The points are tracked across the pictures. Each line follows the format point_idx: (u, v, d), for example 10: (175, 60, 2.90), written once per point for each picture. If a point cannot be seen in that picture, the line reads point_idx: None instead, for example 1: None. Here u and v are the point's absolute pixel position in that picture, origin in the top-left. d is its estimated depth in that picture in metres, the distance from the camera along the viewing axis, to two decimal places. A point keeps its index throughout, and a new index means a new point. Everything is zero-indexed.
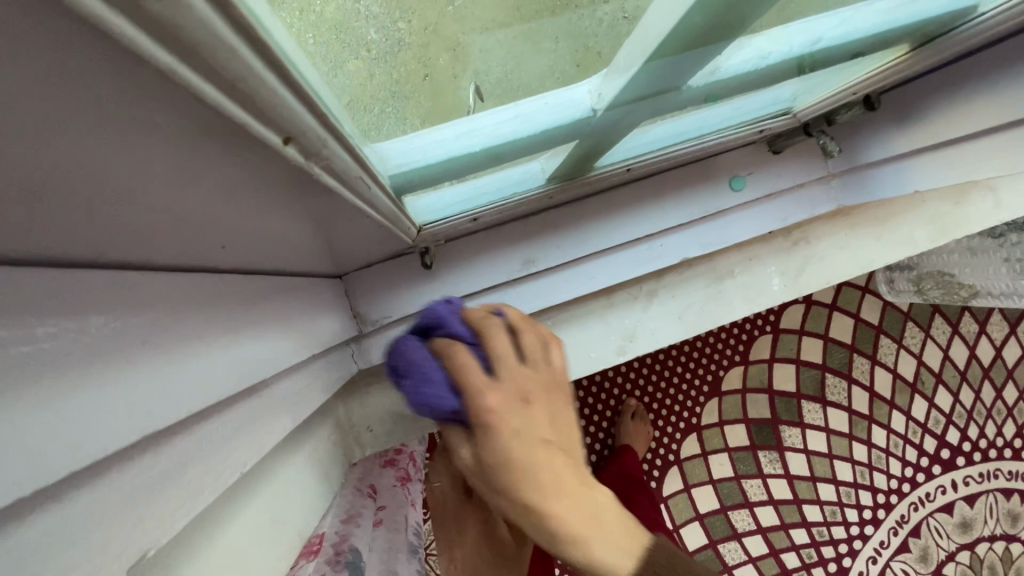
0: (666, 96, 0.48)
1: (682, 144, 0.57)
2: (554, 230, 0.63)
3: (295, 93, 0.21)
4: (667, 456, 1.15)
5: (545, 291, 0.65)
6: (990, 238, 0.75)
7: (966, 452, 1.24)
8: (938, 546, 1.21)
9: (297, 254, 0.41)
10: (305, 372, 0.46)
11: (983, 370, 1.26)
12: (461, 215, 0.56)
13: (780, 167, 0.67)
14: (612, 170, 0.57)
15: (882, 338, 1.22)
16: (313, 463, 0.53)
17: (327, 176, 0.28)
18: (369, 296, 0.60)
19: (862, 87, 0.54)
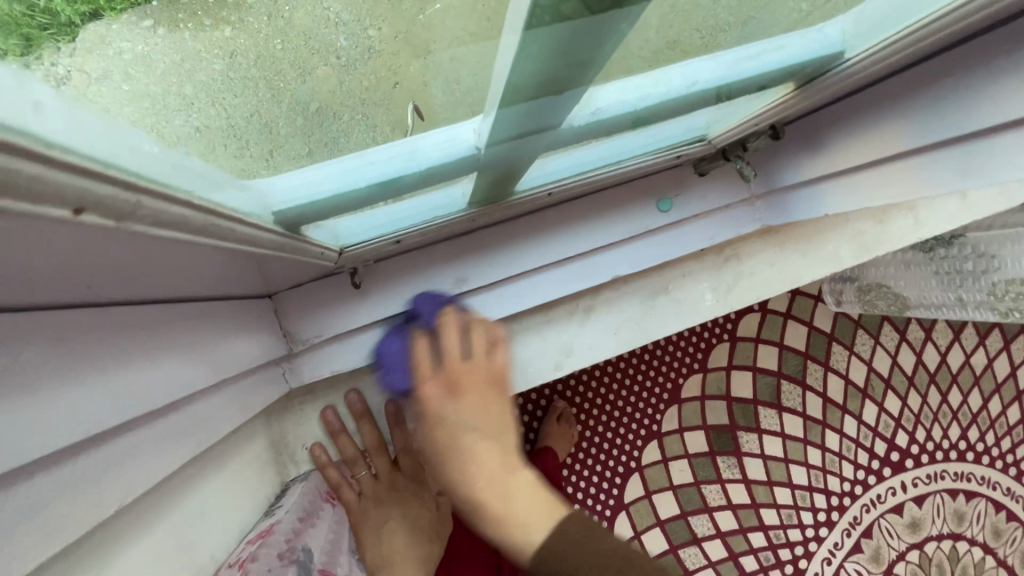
0: (544, 135, 0.47)
1: (598, 170, 0.58)
2: (487, 248, 0.65)
3: (84, 167, 0.18)
4: (629, 463, 1.18)
5: (476, 309, 0.66)
6: (922, 252, 0.78)
7: (914, 455, 1.29)
8: (889, 546, 1.26)
9: (213, 281, 0.41)
10: (218, 398, 0.46)
11: (929, 375, 1.31)
12: (383, 237, 0.57)
13: (707, 190, 0.69)
14: (532, 194, 0.57)
15: (835, 345, 1.27)
16: (237, 483, 0.53)
17: (156, 230, 0.24)
18: (297, 315, 0.62)
19: (763, 120, 0.56)
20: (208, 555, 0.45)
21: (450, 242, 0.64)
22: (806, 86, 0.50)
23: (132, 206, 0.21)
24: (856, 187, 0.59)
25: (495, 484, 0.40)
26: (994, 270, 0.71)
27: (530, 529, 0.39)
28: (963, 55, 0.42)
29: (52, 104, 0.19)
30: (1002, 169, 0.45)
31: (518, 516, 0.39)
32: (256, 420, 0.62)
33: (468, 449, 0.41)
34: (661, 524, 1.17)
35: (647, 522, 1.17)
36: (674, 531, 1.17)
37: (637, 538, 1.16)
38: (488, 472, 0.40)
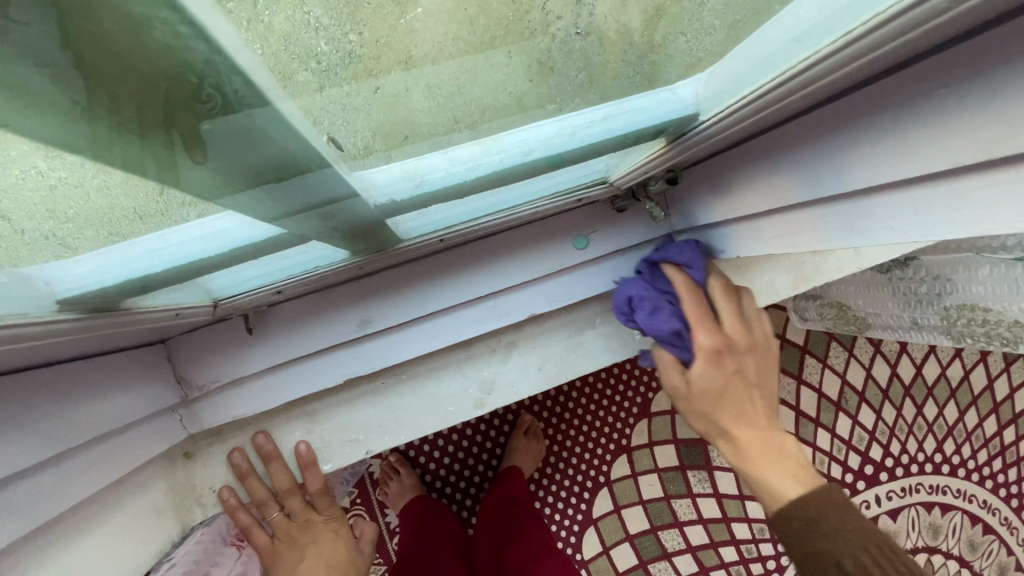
0: (345, 202, 0.44)
1: (489, 216, 0.59)
2: (394, 289, 0.66)
3: None
4: (598, 478, 1.17)
5: (384, 351, 0.68)
6: (879, 273, 0.77)
7: (889, 468, 1.28)
8: None
9: (56, 354, 0.41)
10: (79, 459, 0.46)
11: (904, 388, 1.29)
12: (263, 287, 0.56)
13: (625, 226, 0.71)
14: (423, 241, 0.59)
15: (808, 358, 1.26)
16: (121, 534, 0.55)
17: None
18: (192, 361, 0.63)
19: (651, 169, 0.58)
20: None
21: (354, 283, 0.65)
22: (675, 141, 0.52)
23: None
24: (757, 233, 0.55)
25: (752, 432, 0.59)
26: (947, 294, 0.69)
27: (792, 480, 0.57)
28: (807, 122, 0.41)
29: None
30: (877, 231, 0.41)
31: (789, 481, 0.56)
32: (157, 464, 0.64)
33: (744, 409, 0.60)
34: (630, 539, 1.16)
35: (616, 536, 1.16)
36: (643, 546, 1.16)
37: (606, 552, 1.15)
38: (751, 440, 0.59)
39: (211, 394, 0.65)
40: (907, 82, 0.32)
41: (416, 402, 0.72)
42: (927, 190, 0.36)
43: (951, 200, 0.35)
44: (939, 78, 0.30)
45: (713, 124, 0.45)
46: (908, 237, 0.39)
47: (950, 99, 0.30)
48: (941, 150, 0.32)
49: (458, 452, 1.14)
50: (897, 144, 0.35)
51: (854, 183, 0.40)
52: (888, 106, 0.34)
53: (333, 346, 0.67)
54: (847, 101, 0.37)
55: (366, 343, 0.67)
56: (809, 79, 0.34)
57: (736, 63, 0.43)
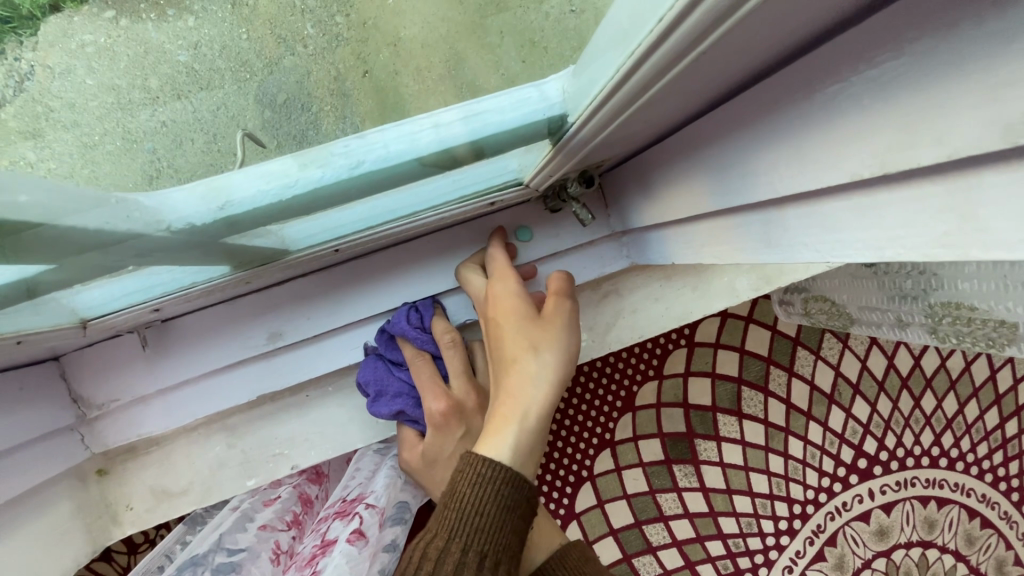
0: (135, 241, 0.46)
1: (389, 224, 0.60)
2: (306, 299, 0.70)
3: None
4: (580, 472, 1.15)
5: (304, 361, 0.72)
6: (865, 268, 0.73)
7: (884, 461, 1.24)
8: (853, 554, 1.23)
9: None
10: None
11: (902, 379, 1.25)
12: (140, 305, 0.57)
13: (562, 227, 0.71)
14: (315, 251, 0.59)
15: (800, 350, 1.22)
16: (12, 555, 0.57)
17: None
18: (89, 379, 0.67)
19: (554, 171, 0.55)
20: None
21: (255, 296, 0.68)
22: (558, 145, 0.50)
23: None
24: (690, 238, 0.52)
25: None
26: (933, 291, 0.65)
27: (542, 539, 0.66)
28: (717, 118, 0.38)
29: None
30: (792, 246, 0.37)
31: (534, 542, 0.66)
32: (63, 481, 0.67)
33: None
34: (614, 534, 1.15)
35: (600, 530, 1.15)
36: (628, 540, 1.15)
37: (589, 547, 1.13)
38: None
39: (110, 412, 0.69)
40: (817, 73, 0.28)
41: (349, 409, 0.76)
42: (832, 204, 0.32)
43: (860, 216, 0.30)
44: (808, 84, 0.29)
45: (584, 125, 0.43)
46: (818, 254, 0.35)
47: (835, 96, 0.27)
48: (833, 162, 0.29)
49: None
50: (797, 152, 0.31)
51: (761, 190, 0.36)
52: (794, 102, 0.30)
53: (245, 360, 0.70)
54: (747, 96, 0.34)
55: (278, 357, 0.71)
56: (691, 76, 0.32)
57: (587, 64, 0.44)
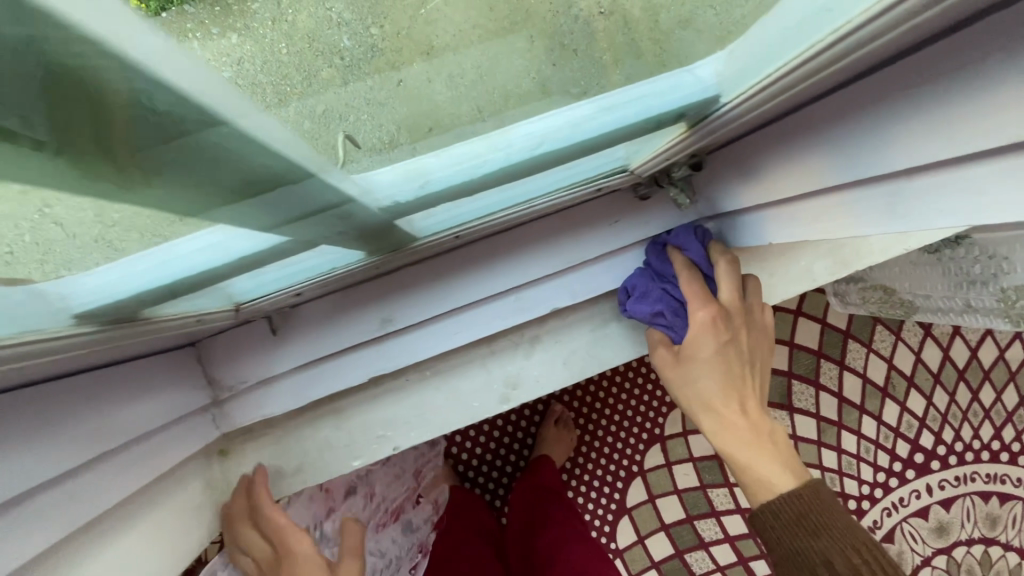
0: (339, 209, 0.47)
1: (508, 209, 0.63)
2: (407, 286, 0.71)
3: None
4: (631, 467, 1.15)
5: (409, 348, 0.74)
6: (928, 253, 0.72)
7: (942, 455, 1.22)
8: (912, 551, 1.20)
9: (82, 360, 0.46)
10: (110, 463, 0.53)
11: (958, 372, 1.23)
12: (281, 291, 0.61)
13: (650, 216, 0.72)
14: (438, 238, 0.63)
15: (851, 342, 1.20)
16: (156, 532, 0.61)
17: None
18: (221, 364, 0.71)
19: (675, 153, 0.58)
20: None
21: (370, 284, 0.71)
22: (697, 124, 0.52)
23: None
24: (795, 216, 0.53)
25: (751, 420, 0.61)
26: (1004, 275, 0.64)
27: (776, 469, 0.58)
28: (840, 98, 0.40)
29: None
30: (923, 218, 0.39)
31: (767, 465, 0.59)
32: (195, 461, 0.71)
33: (732, 386, 0.62)
34: (666, 529, 1.15)
35: (650, 526, 1.15)
36: (679, 536, 1.14)
37: (641, 542, 1.14)
38: (748, 424, 0.60)
39: (236, 395, 0.73)
40: (970, 43, 0.29)
41: (439, 397, 0.78)
42: (978, 169, 0.34)
43: (1006, 178, 0.32)
44: (960, 59, 0.30)
45: (738, 105, 0.45)
46: (952, 221, 0.37)
47: (1001, 67, 0.28)
48: (983, 128, 0.31)
49: (490, 441, 1.15)
50: (938, 121, 0.33)
51: (894, 164, 0.38)
52: (937, 77, 0.32)
53: (358, 344, 0.73)
54: (879, 78, 0.36)
55: (388, 342, 0.74)
56: (844, 54, 0.33)
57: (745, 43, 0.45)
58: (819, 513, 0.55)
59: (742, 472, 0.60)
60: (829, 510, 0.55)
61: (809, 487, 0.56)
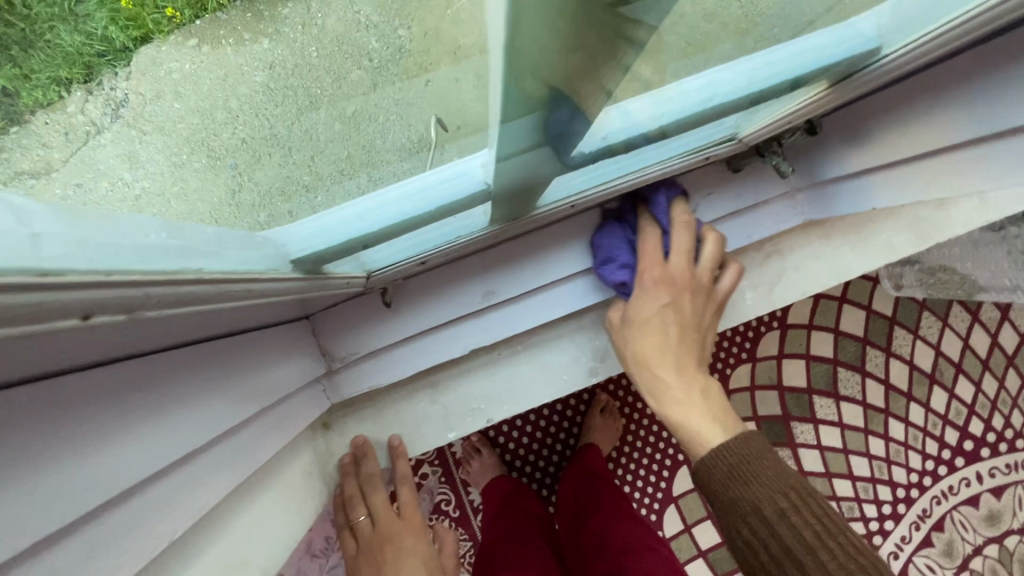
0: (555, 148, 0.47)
1: (621, 178, 0.62)
2: (513, 259, 0.73)
3: (82, 284, 0.22)
4: (677, 456, 1.14)
5: (508, 319, 0.76)
6: (991, 233, 0.77)
7: (991, 442, 1.20)
8: (963, 540, 1.19)
9: (235, 323, 0.47)
10: (252, 428, 0.54)
11: (1007, 358, 1.21)
12: (408, 259, 0.64)
13: (741, 188, 0.76)
14: (556, 207, 0.62)
15: (897, 329, 1.19)
16: (279, 498, 0.62)
17: (172, 309, 0.31)
18: (334, 336, 0.73)
19: (796, 116, 0.59)
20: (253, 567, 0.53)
21: (477, 257, 0.72)
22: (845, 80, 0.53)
23: (20, 309, 0.20)
24: (910, 175, 0.65)
25: (681, 384, 0.64)
26: None
27: (699, 426, 0.61)
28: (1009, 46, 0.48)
29: (52, 246, 0.23)
30: None
31: (703, 423, 0.61)
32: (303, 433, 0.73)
33: (665, 352, 0.66)
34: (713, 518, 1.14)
35: (698, 514, 1.14)
36: None
37: (688, 531, 1.14)
38: (676, 386, 0.65)
39: (346, 368, 0.75)
40: None
41: (529, 370, 0.80)
42: None
43: None
44: None
45: (903, 53, 0.48)
46: None
47: None
48: None
49: (536, 430, 1.15)
50: None
51: None
52: None
53: (462, 317, 0.75)
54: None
55: (488, 314, 0.75)
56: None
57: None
58: (757, 462, 0.55)
59: (670, 427, 0.64)
60: (768, 466, 0.55)
61: (748, 439, 0.57)
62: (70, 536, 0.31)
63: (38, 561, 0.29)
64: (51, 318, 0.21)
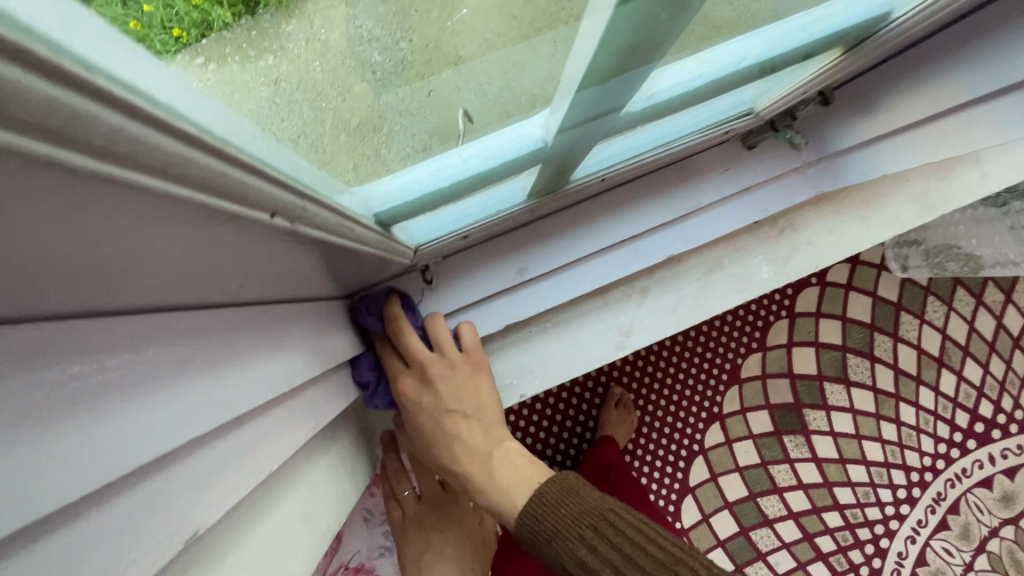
0: (608, 118, 0.55)
1: (648, 152, 0.68)
2: (545, 238, 0.76)
3: (274, 180, 0.26)
4: (692, 446, 1.16)
5: (538, 296, 0.77)
6: (994, 209, 0.81)
7: (1002, 424, 1.22)
8: (978, 522, 1.19)
9: (307, 285, 0.48)
10: (324, 388, 0.54)
11: (1013, 340, 1.23)
12: (452, 233, 0.68)
13: (757, 164, 0.79)
14: (587, 180, 0.68)
15: (903, 315, 1.21)
16: (343, 468, 0.61)
17: (312, 231, 0.34)
18: None
19: (813, 85, 0.65)
20: (326, 528, 0.52)
21: (508, 236, 0.75)
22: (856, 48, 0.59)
23: (247, 190, 0.23)
24: (913, 140, 0.73)
25: (476, 461, 0.58)
26: None
27: (512, 491, 0.54)
28: None
29: (256, 143, 0.28)
30: None
31: (507, 489, 0.55)
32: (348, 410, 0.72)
33: (464, 439, 0.60)
34: (729, 507, 1.15)
35: (714, 504, 1.15)
36: (742, 513, 1.15)
37: (704, 520, 1.15)
38: (471, 461, 0.58)
39: None
40: None
41: (561, 347, 0.80)
42: None
43: None
44: None
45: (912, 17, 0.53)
46: None
47: None
48: None
49: (555, 421, 1.15)
50: None
51: None
52: None
53: (495, 295, 0.76)
54: None
55: (520, 291, 0.77)
56: None
57: None
58: (559, 499, 0.51)
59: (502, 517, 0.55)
60: (561, 509, 0.50)
61: (547, 487, 0.53)
62: (199, 450, 0.32)
63: (163, 474, 0.29)
64: (257, 205, 0.24)
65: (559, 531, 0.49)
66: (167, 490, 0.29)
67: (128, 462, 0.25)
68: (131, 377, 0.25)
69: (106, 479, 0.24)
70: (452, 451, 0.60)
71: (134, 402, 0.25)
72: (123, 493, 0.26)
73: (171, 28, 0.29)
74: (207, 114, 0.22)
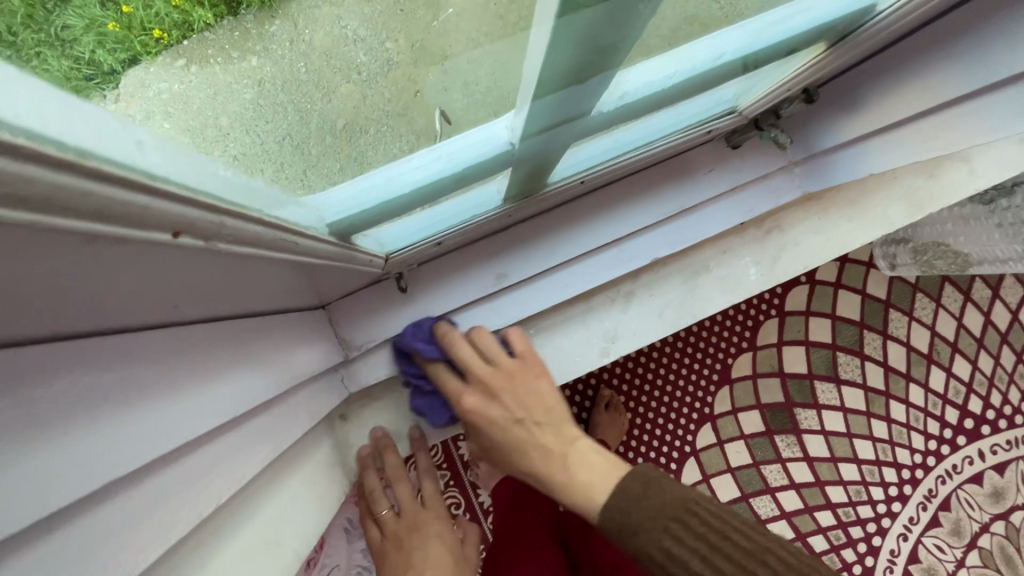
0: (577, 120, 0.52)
1: (629, 152, 0.66)
2: (527, 242, 0.75)
3: (171, 193, 0.21)
4: (684, 448, 1.15)
5: (520, 301, 0.76)
6: (981, 205, 0.81)
7: (992, 420, 1.22)
8: (970, 518, 1.19)
9: (273, 297, 0.46)
10: (289, 405, 0.52)
11: (1000, 336, 1.23)
12: (423, 241, 0.65)
13: (743, 165, 0.78)
14: (566, 183, 0.66)
15: (892, 312, 1.21)
16: (315, 488, 0.59)
17: (245, 248, 0.30)
18: (350, 322, 0.70)
19: (794, 84, 0.63)
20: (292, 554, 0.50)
21: (488, 240, 0.74)
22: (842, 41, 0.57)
23: (123, 208, 0.18)
24: (902, 140, 0.73)
25: (553, 462, 0.56)
26: None
27: (587, 484, 0.53)
28: None
29: (151, 152, 0.22)
30: None
31: (586, 482, 0.53)
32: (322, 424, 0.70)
33: (535, 442, 0.58)
34: None
35: None
36: None
37: None
38: (546, 463, 0.56)
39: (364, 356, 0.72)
40: None
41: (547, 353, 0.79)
42: None
43: None
44: None
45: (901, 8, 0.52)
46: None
47: None
48: None
49: None
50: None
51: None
52: None
53: (476, 300, 0.74)
54: None
55: (500, 298, 0.75)
56: None
57: None
58: (643, 491, 0.50)
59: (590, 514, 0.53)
60: (656, 497, 0.49)
61: (627, 483, 0.51)
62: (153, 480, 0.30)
63: (112, 503, 0.27)
64: (155, 230, 0.20)
65: (641, 519, 0.49)
66: (115, 522, 0.27)
67: (63, 497, 0.23)
68: (65, 404, 0.23)
69: (34, 517, 0.22)
70: (528, 455, 0.58)
71: (71, 431, 0.23)
72: (65, 529, 0.24)
73: (153, 30, 0.46)
74: (61, 109, 0.17)
